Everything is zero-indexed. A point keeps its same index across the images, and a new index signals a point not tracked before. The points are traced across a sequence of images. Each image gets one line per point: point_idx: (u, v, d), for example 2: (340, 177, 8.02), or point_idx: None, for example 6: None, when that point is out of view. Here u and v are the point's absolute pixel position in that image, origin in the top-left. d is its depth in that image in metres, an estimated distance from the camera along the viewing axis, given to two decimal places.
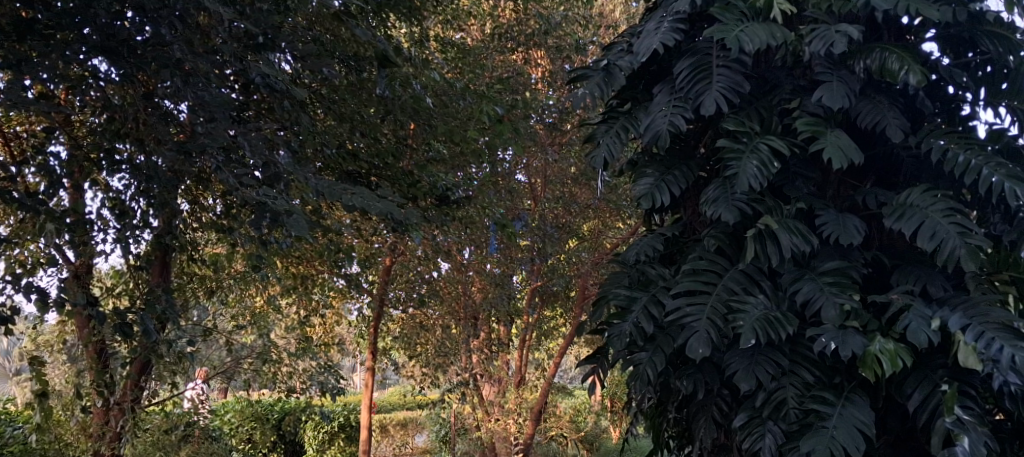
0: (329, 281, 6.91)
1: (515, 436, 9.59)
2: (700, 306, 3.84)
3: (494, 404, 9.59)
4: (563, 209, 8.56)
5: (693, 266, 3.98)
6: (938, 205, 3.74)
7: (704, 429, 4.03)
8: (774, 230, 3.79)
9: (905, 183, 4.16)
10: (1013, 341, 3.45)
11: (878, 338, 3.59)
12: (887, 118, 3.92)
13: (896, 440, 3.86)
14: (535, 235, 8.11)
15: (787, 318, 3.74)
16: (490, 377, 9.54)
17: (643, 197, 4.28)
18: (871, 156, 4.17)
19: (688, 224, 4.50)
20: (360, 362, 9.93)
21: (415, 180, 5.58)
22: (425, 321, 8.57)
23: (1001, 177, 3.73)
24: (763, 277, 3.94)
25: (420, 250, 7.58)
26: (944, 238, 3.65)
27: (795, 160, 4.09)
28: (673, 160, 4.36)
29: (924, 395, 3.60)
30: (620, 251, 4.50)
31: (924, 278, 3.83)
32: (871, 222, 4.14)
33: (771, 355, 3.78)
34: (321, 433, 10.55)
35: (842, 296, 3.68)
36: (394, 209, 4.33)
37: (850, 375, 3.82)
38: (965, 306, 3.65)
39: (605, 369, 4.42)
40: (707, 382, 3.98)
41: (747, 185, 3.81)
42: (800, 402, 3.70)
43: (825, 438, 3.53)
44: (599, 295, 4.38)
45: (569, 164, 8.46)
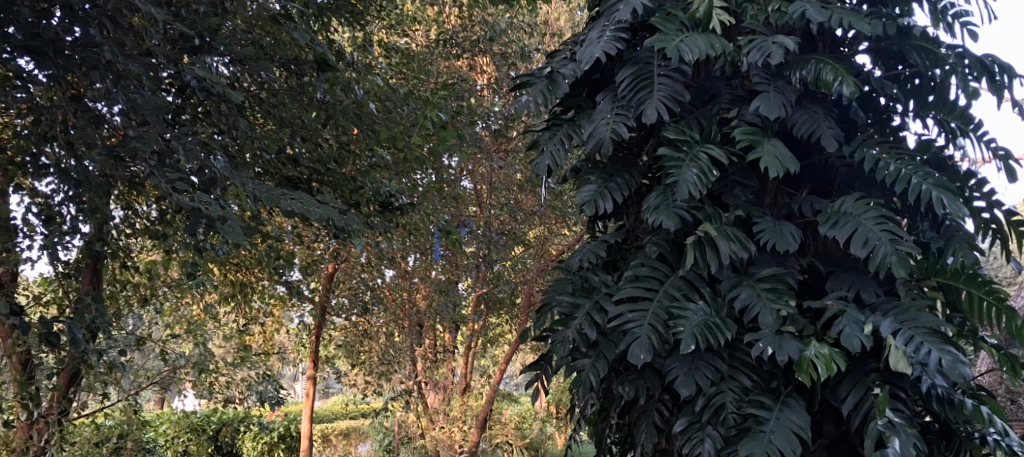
0: (269, 288, 6.79)
1: (459, 443, 9.53)
2: (642, 313, 3.87)
3: (439, 412, 9.64)
4: (509, 216, 8.57)
5: (635, 272, 4.02)
6: (871, 213, 3.84)
7: (645, 435, 4.05)
8: (713, 237, 3.85)
9: (840, 191, 4.26)
10: (940, 345, 3.55)
11: (813, 343, 3.64)
12: (822, 128, 4.02)
13: (830, 443, 3.91)
14: (478, 241, 8.44)
15: (726, 324, 3.80)
16: (434, 385, 9.64)
17: (586, 204, 4.30)
18: (808, 164, 4.26)
19: (630, 231, 4.53)
20: (301, 371, 9.80)
21: (358, 186, 5.54)
22: (368, 329, 8.55)
23: (929, 186, 3.83)
24: (703, 283, 4.00)
25: (364, 257, 7.52)
26: (876, 245, 3.74)
27: (733, 169, 4.16)
28: (615, 168, 4.39)
29: (857, 399, 3.66)
30: (564, 258, 4.51)
31: (857, 285, 3.92)
32: (807, 229, 4.22)
33: (710, 360, 3.84)
34: (260, 444, 10.31)
35: (778, 302, 3.76)
36: (335, 215, 4.32)
37: (786, 379, 3.89)
38: (896, 311, 3.74)
39: (548, 376, 4.42)
40: (648, 387, 4.02)
41: (687, 193, 3.87)
42: (738, 407, 3.74)
43: (762, 442, 3.58)
44: (541, 303, 4.39)
45: (515, 171, 8.47)
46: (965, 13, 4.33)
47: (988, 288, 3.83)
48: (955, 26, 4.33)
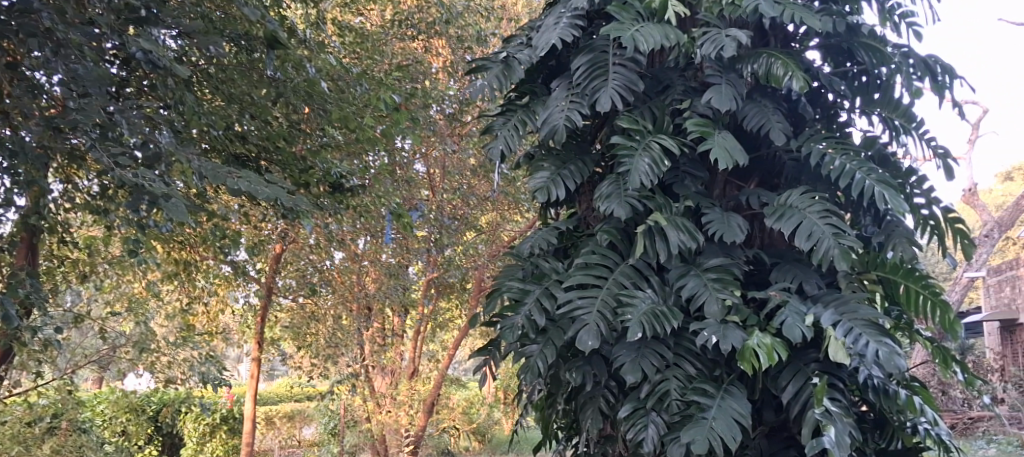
0: (215, 268, 6.66)
1: (405, 428, 9.71)
2: (591, 300, 3.90)
3: (386, 395, 9.57)
4: (461, 201, 8.55)
5: (586, 260, 4.04)
6: (815, 207, 3.91)
7: (591, 420, 4.08)
8: (663, 226, 3.89)
9: (786, 184, 4.33)
10: (877, 337, 3.64)
11: (756, 332, 3.68)
12: (771, 122, 4.07)
13: (769, 430, 3.97)
14: (431, 225, 8.31)
15: (672, 312, 3.84)
16: (381, 369, 9.62)
17: (539, 191, 4.30)
18: (756, 157, 4.32)
19: (582, 218, 4.55)
20: (246, 352, 9.67)
21: (308, 166, 5.49)
22: (315, 312, 8.37)
23: (872, 181, 3.91)
24: (651, 272, 4.04)
25: (312, 238, 7.47)
26: (819, 238, 3.81)
27: (684, 159, 4.21)
28: (568, 155, 4.39)
29: (797, 387, 3.73)
30: (515, 244, 4.53)
31: (800, 277, 3.99)
32: (754, 221, 4.29)
33: (655, 347, 3.89)
34: (201, 425, 10.12)
35: (724, 292, 3.82)
36: (283, 194, 4.26)
37: (729, 368, 3.95)
38: (836, 302, 3.83)
39: (496, 361, 4.40)
40: (595, 373, 4.05)
41: (638, 183, 3.90)
42: (682, 394, 3.78)
43: (704, 428, 3.61)
44: (491, 288, 4.37)
45: (469, 155, 8.42)
46: (911, 13, 4.42)
47: (925, 282, 3.97)
48: (901, 26, 4.42)
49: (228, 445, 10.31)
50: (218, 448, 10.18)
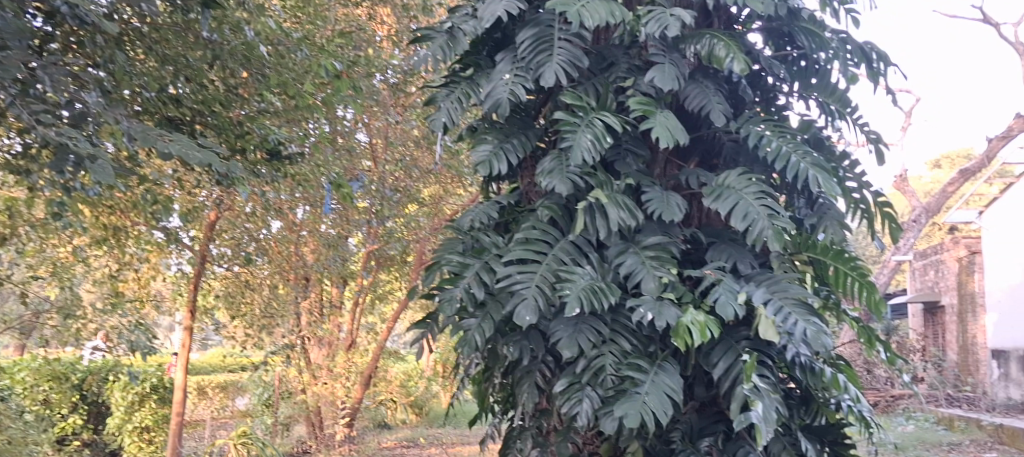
0: (146, 234, 6.49)
1: (342, 400, 10.05)
2: (530, 275, 3.91)
3: (322, 367, 9.89)
4: (404, 173, 8.48)
5: (526, 235, 4.05)
6: (752, 188, 3.97)
7: (527, 394, 4.11)
8: (603, 203, 3.91)
9: (725, 165, 4.38)
10: (805, 316, 3.74)
11: (690, 310, 3.72)
12: (712, 103, 4.11)
13: (700, 406, 4.03)
14: (371, 197, 8.29)
15: (610, 289, 3.87)
16: (319, 340, 9.93)
17: (481, 164, 4.27)
18: (696, 137, 4.37)
19: (524, 193, 4.53)
20: (178, 321, 9.47)
21: (245, 131, 5.35)
22: (251, 280, 8.35)
23: (807, 164, 3.98)
24: (591, 248, 4.06)
25: (249, 205, 7.34)
26: (754, 219, 3.86)
27: (627, 137, 4.21)
28: (512, 129, 4.36)
29: (727, 364, 3.79)
30: (455, 218, 4.48)
31: (734, 256, 4.06)
32: (692, 200, 4.34)
33: (593, 323, 3.91)
34: (129, 394, 9.89)
35: (661, 269, 3.86)
36: (216, 159, 4.17)
37: (663, 344, 4.00)
38: (768, 282, 3.91)
39: (433, 336, 4.29)
40: (532, 348, 4.07)
41: (580, 158, 3.90)
42: (617, 369, 3.81)
43: (637, 402, 3.65)
44: (431, 261, 4.32)
45: (412, 126, 8.41)
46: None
47: (852, 265, 4.07)
48: (840, 12, 4.50)
49: (158, 414, 10.07)
50: (147, 417, 9.95)
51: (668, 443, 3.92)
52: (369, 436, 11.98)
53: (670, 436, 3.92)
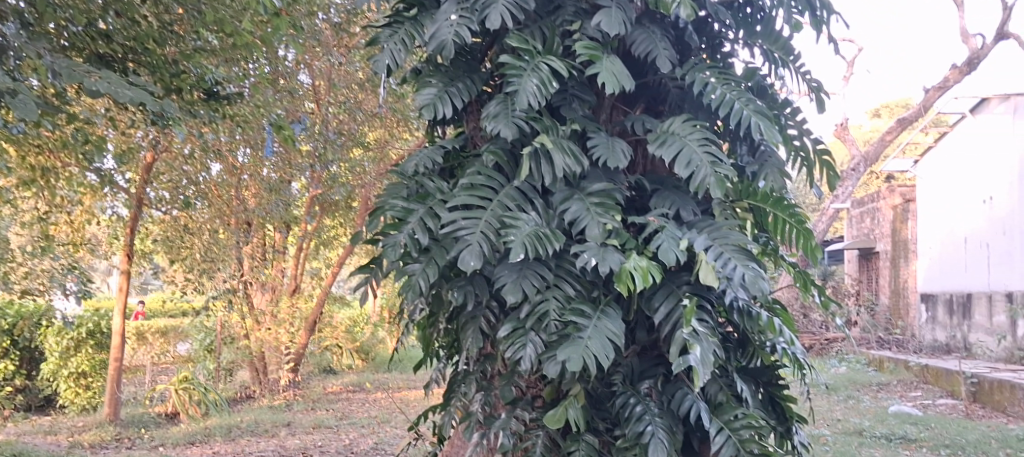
0: (78, 176, 6.31)
1: (286, 346, 10.72)
2: (475, 221, 3.90)
3: (266, 313, 10.58)
4: (348, 115, 8.31)
5: (471, 181, 4.01)
6: (696, 135, 3.98)
7: (471, 339, 4.12)
8: (549, 149, 3.90)
9: (670, 112, 4.39)
10: (744, 261, 3.81)
11: (633, 255, 3.75)
12: (658, 49, 4.09)
13: (641, 349, 4.09)
14: (315, 140, 7.93)
15: (555, 235, 3.88)
16: (262, 286, 10.51)
17: (425, 107, 4.19)
18: (642, 84, 4.35)
19: (469, 138, 4.47)
20: (114, 264, 9.29)
21: (181, 70, 5.27)
22: (189, 225, 8.20)
23: (750, 112, 4.01)
24: (536, 195, 4.05)
25: (186, 147, 7.17)
26: (697, 166, 3.89)
27: (572, 82, 4.18)
28: (457, 72, 4.30)
29: (668, 309, 3.84)
30: (399, 163, 4.40)
31: (677, 203, 4.09)
32: (637, 147, 4.34)
33: (537, 268, 3.92)
34: (64, 340, 9.73)
35: (606, 216, 3.87)
36: (149, 98, 4.04)
37: (606, 289, 4.03)
38: (709, 229, 3.96)
39: (376, 281, 4.23)
40: (477, 293, 4.06)
41: (525, 103, 3.87)
42: (560, 315, 3.83)
43: (579, 347, 3.68)
44: (374, 205, 4.24)
45: (355, 68, 8.29)
46: None
47: (791, 212, 4.15)
48: None
49: (95, 360, 9.90)
50: (84, 363, 9.79)
51: (609, 386, 3.98)
52: (314, 381, 12.02)
53: (611, 379, 3.97)
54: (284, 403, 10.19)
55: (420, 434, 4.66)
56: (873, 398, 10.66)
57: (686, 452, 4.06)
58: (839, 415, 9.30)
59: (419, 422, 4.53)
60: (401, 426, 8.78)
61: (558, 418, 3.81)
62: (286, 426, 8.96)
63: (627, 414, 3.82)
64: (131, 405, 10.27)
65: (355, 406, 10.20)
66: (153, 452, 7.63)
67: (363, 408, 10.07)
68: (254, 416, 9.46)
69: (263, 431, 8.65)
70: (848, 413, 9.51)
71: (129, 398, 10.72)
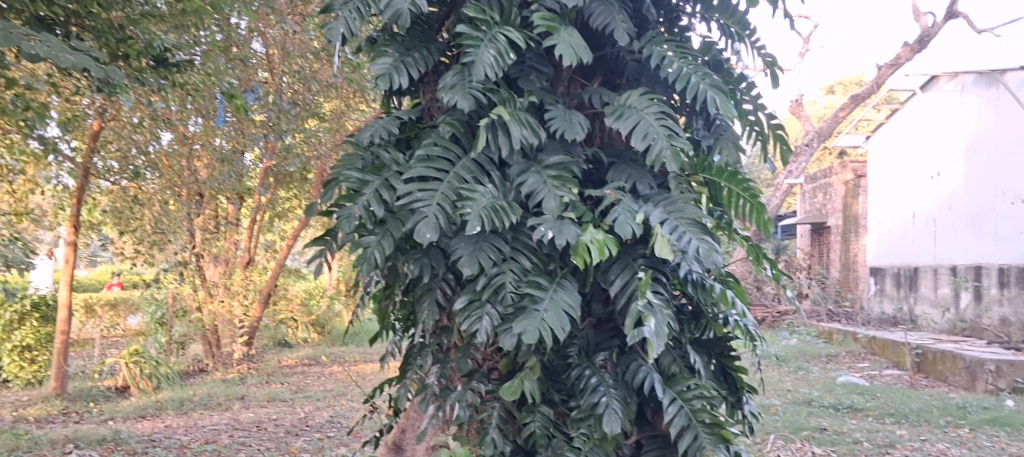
0: (21, 144, 6.12)
1: (240, 319, 10.74)
2: (431, 193, 3.87)
3: (219, 285, 10.35)
4: (302, 85, 8.20)
5: (428, 152, 3.97)
6: (652, 108, 3.99)
7: (427, 311, 4.10)
8: (506, 121, 3.87)
9: (627, 85, 4.38)
10: (699, 234, 3.84)
11: (589, 228, 3.76)
12: (615, 21, 4.07)
13: (597, 322, 4.11)
14: (269, 110, 7.97)
15: (512, 207, 3.86)
16: (215, 257, 10.31)
17: (381, 77, 4.13)
18: (599, 57, 4.33)
19: (425, 109, 4.41)
20: (59, 235, 9.07)
21: (127, 36, 5.24)
22: (139, 196, 8.20)
23: (706, 86, 4.02)
24: (493, 167, 4.02)
25: (134, 115, 6.99)
26: (654, 139, 3.90)
27: (530, 54, 4.15)
28: (413, 42, 4.24)
29: (624, 281, 3.86)
30: (354, 133, 4.32)
31: (634, 176, 4.10)
32: (595, 120, 4.32)
33: (493, 241, 3.91)
34: (7, 313, 9.47)
35: (563, 189, 3.87)
36: (91, 64, 4.10)
37: (563, 262, 4.04)
38: (665, 202, 3.98)
39: (331, 254, 4.16)
40: (433, 265, 4.04)
41: (482, 74, 3.84)
42: (516, 287, 3.84)
43: (536, 320, 3.69)
44: (328, 177, 4.17)
45: (311, 37, 8.16)
46: None
47: (745, 186, 4.19)
48: None
49: (41, 333, 9.68)
50: (29, 336, 9.57)
51: (565, 358, 3.98)
52: (269, 354, 11.94)
53: (567, 351, 3.97)
54: (238, 376, 10.10)
55: (375, 407, 4.63)
56: (823, 368, 10.89)
57: (640, 422, 4.10)
58: (789, 386, 9.49)
59: (374, 396, 4.50)
60: (357, 399, 8.76)
61: (514, 389, 3.82)
62: (239, 399, 8.88)
63: (583, 385, 3.85)
64: (79, 379, 10.09)
65: (311, 379, 10.15)
66: (103, 426, 7.50)
67: (319, 382, 10.03)
68: (207, 389, 9.36)
69: (216, 405, 8.57)
70: (798, 384, 9.70)
71: (76, 372, 10.51)
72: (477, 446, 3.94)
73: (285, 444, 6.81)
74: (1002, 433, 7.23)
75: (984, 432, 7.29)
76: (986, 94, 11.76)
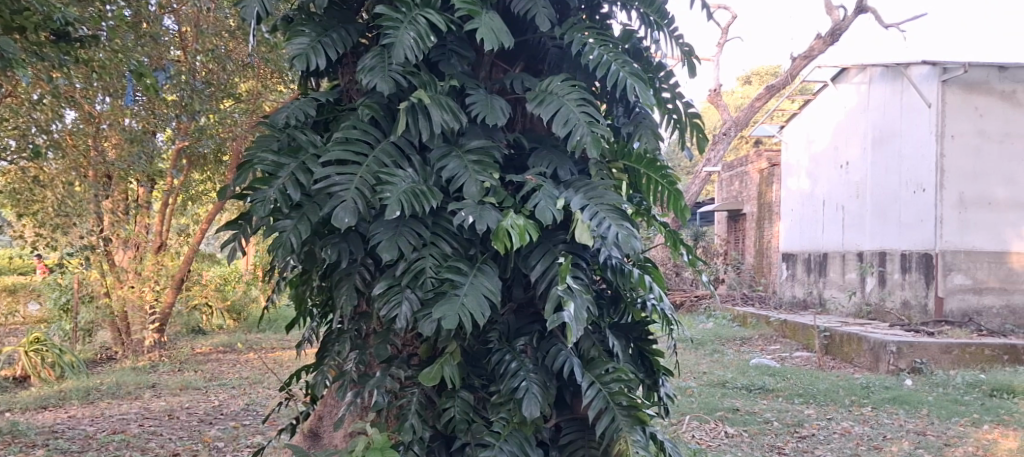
0: None
1: (150, 305, 10.32)
2: (349, 177, 3.80)
3: (128, 271, 10.10)
4: (217, 64, 7.95)
5: (346, 135, 3.90)
6: (573, 95, 4.00)
7: (345, 297, 4.02)
8: (426, 105, 3.83)
9: (549, 71, 4.38)
10: (618, 221, 3.87)
11: (510, 214, 3.75)
12: (537, 7, 4.06)
13: (518, 307, 4.11)
14: (180, 89, 7.61)
15: (432, 192, 3.83)
16: (125, 242, 10.09)
17: (298, 57, 4.02)
18: (521, 42, 4.31)
19: (343, 91, 4.32)
20: None
21: (23, 7, 4.97)
22: (41, 177, 7.58)
23: (626, 74, 4.05)
24: (413, 151, 3.98)
25: (34, 92, 6.68)
26: (574, 125, 3.92)
27: (451, 37, 4.11)
28: (331, 22, 4.15)
29: (544, 266, 3.88)
30: (269, 115, 4.19)
31: (555, 163, 4.11)
32: (516, 105, 4.31)
33: (413, 226, 3.87)
34: None
35: (483, 174, 3.84)
36: None
37: (483, 247, 4.02)
38: (586, 188, 4.01)
39: (245, 238, 4.06)
40: (351, 250, 3.96)
41: (402, 57, 3.78)
42: (436, 272, 3.81)
43: (456, 305, 3.67)
44: (243, 159, 4.06)
45: (225, 15, 7.91)
46: None
47: (663, 174, 4.24)
48: None
49: None
50: None
51: (485, 343, 3.98)
52: (182, 341, 11.64)
53: (488, 336, 3.97)
54: (149, 364, 9.83)
55: (291, 394, 4.54)
56: (736, 351, 11.19)
57: (560, 406, 4.13)
58: (704, 368, 9.72)
59: (291, 383, 4.41)
60: (274, 386, 8.61)
61: (434, 375, 3.80)
62: (150, 388, 8.61)
63: (503, 370, 3.87)
64: None
65: (226, 366, 9.94)
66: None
67: (234, 369, 9.80)
68: (114, 378, 9.04)
69: (125, 394, 8.28)
70: (713, 366, 9.96)
71: None
72: (396, 431, 3.91)
73: (198, 433, 6.64)
74: (901, 411, 7.55)
75: (886, 410, 7.59)
76: (892, 86, 12.17)
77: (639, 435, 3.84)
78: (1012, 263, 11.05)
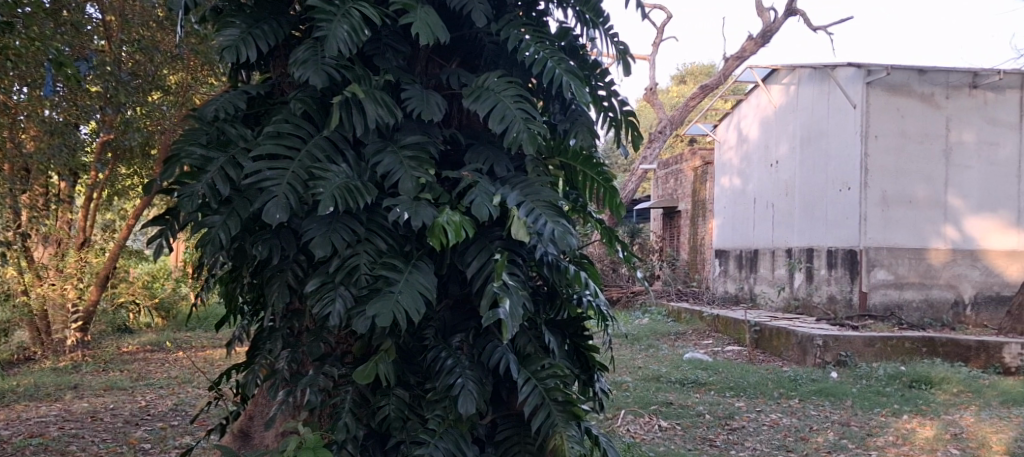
0: None
1: (73, 302, 10.04)
2: (281, 172, 3.72)
3: (49, 268, 9.84)
4: (143, 55, 7.79)
5: (277, 129, 3.82)
6: (509, 91, 3.99)
7: (276, 294, 3.94)
8: (360, 99, 3.77)
9: (485, 66, 4.36)
10: (554, 217, 3.88)
11: (445, 210, 3.72)
12: (473, 2, 4.03)
13: (454, 303, 4.09)
14: (104, 80, 7.24)
15: (366, 188, 3.78)
16: (45, 237, 9.85)
17: (227, 49, 3.91)
18: (456, 37, 4.28)
19: (275, 84, 4.24)
20: None
21: None
22: None
23: (561, 71, 4.06)
24: (346, 146, 3.91)
25: None
26: (510, 122, 3.91)
27: (386, 31, 4.07)
28: (262, 13, 4.06)
29: (480, 264, 3.86)
30: (197, 107, 4.07)
31: (491, 159, 4.09)
32: (453, 100, 4.28)
33: (346, 221, 3.81)
34: None
35: (419, 170, 3.80)
36: None
37: (419, 244, 3.98)
38: (522, 185, 4.00)
39: (172, 235, 3.95)
40: (283, 247, 3.88)
41: (336, 50, 3.72)
42: (370, 268, 3.76)
43: (391, 302, 3.63)
44: (169, 153, 3.95)
45: (152, 5, 7.76)
46: None
47: (599, 171, 4.32)
48: None
49: None
50: None
51: (421, 340, 3.97)
52: (108, 340, 11.30)
53: (423, 333, 3.96)
54: (72, 365, 9.51)
55: (220, 394, 4.43)
56: (670, 346, 11.37)
57: (496, 402, 4.12)
58: (639, 363, 9.85)
59: (220, 382, 4.31)
60: (203, 386, 8.42)
61: (368, 373, 3.74)
62: (72, 389, 8.32)
63: (438, 367, 3.84)
64: None
65: (154, 366, 9.69)
66: None
67: (162, 369, 9.56)
68: (34, 378, 8.73)
69: (45, 395, 7.99)
70: (648, 361, 10.10)
71: None
72: (328, 430, 3.85)
73: (125, 435, 6.46)
74: (827, 402, 7.76)
75: (813, 402, 7.80)
76: (820, 88, 12.49)
77: (574, 430, 3.84)
78: (931, 259, 11.43)
